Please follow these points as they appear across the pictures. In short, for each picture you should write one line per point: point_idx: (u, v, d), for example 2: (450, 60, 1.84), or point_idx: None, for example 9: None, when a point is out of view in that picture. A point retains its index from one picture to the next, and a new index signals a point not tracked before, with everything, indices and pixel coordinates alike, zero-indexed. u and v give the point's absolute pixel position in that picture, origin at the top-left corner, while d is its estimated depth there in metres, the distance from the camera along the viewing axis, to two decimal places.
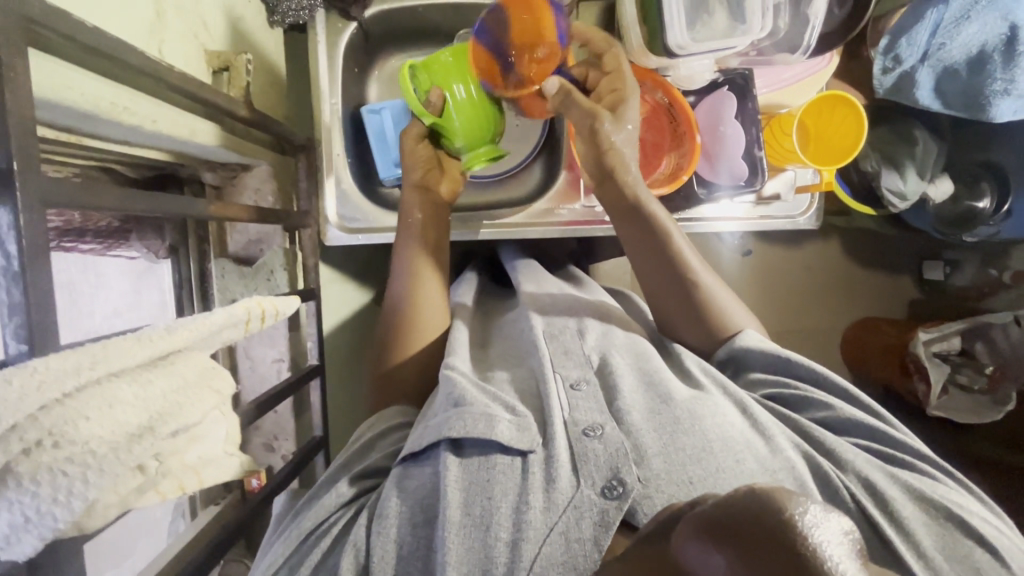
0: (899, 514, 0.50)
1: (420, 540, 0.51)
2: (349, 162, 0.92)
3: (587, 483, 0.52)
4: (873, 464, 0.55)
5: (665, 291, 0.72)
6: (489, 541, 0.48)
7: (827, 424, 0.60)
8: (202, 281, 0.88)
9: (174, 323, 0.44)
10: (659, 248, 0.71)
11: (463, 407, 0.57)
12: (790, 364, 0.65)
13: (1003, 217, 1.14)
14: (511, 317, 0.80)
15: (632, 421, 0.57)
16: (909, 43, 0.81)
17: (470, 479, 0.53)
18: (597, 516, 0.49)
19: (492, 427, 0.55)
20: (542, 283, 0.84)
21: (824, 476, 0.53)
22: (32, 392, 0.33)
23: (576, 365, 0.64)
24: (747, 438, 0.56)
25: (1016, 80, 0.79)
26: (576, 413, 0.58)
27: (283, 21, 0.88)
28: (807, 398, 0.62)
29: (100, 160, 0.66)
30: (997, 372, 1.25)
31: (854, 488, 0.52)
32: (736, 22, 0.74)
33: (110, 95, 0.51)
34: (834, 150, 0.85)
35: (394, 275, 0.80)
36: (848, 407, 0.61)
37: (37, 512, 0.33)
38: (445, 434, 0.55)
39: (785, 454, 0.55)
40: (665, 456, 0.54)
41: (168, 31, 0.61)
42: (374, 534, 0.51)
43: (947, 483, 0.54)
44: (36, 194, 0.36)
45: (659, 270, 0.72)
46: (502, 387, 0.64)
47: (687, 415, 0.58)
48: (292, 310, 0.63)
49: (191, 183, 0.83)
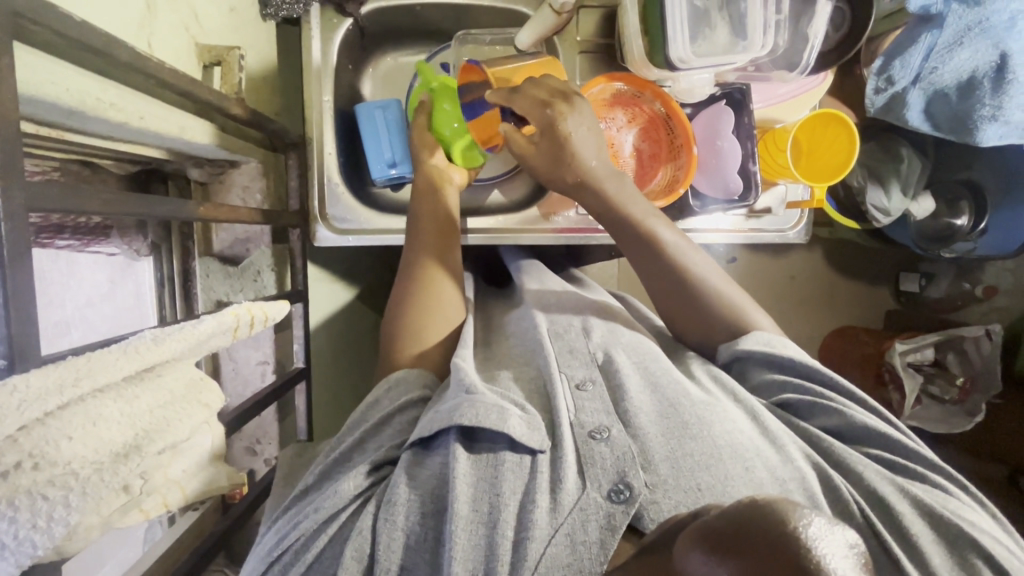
0: (909, 532, 0.50)
1: (429, 532, 0.50)
2: (341, 160, 0.90)
3: (593, 486, 0.51)
4: (883, 475, 0.55)
5: (667, 292, 0.73)
6: (495, 538, 0.48)
7: (838, 432, 0.59)
8: (184, 280, 0.87)
9: (160, 333, 0.42)
10: (653, 247, 0.72)
11: (475, 396, 0.56)
12: (793, 365, 0.64)
13: (980, 235, 1.18)
14: (515, 314, 0.78)
15: (639, 424, 0.57)
16: (902, 66, 0.82)
17: (480, 475, 0.52)
18: (603, 518, 0.49)
19: (504, 420, 0.54)
20: (546, 282, 0.84)
21: (833, 487, 0.53)
22: (13, 411, 0.31)
23: (581, 364, 0.64)
24: (756, 445, 0.56)
25: (1003, 107, 0.80)
26: (581, 415, 0.57)
27: (277, 14, 0.85)
28: (817, 405, 0.61)
29: (82, 154, 0.63)
30: (967, 382, 1.30)
31: (862, 501, 0.53)
32: (738, 37, 0.75)
33: (95, 90, 0.49)
34: (823, 168, 0.86)
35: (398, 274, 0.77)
36: (859, 413, 0.59)
37: (15, 538, 0.31)
38: (458, 421, 0.53)
39: (796, 463, 0.55)
40: (673, 462, 0.53)
41: (158, 23, 0.59)
42: (381, 519, 0.50)
43: (956, 496, 0.54)
44: (18, 200, 0.34)
45: (654, 267, 0.73)
46: (508, 386, 0.63)
47: (696, 420, 0.57)
48: (284, 314, 0.61)
49: (176, 178, 0.80)
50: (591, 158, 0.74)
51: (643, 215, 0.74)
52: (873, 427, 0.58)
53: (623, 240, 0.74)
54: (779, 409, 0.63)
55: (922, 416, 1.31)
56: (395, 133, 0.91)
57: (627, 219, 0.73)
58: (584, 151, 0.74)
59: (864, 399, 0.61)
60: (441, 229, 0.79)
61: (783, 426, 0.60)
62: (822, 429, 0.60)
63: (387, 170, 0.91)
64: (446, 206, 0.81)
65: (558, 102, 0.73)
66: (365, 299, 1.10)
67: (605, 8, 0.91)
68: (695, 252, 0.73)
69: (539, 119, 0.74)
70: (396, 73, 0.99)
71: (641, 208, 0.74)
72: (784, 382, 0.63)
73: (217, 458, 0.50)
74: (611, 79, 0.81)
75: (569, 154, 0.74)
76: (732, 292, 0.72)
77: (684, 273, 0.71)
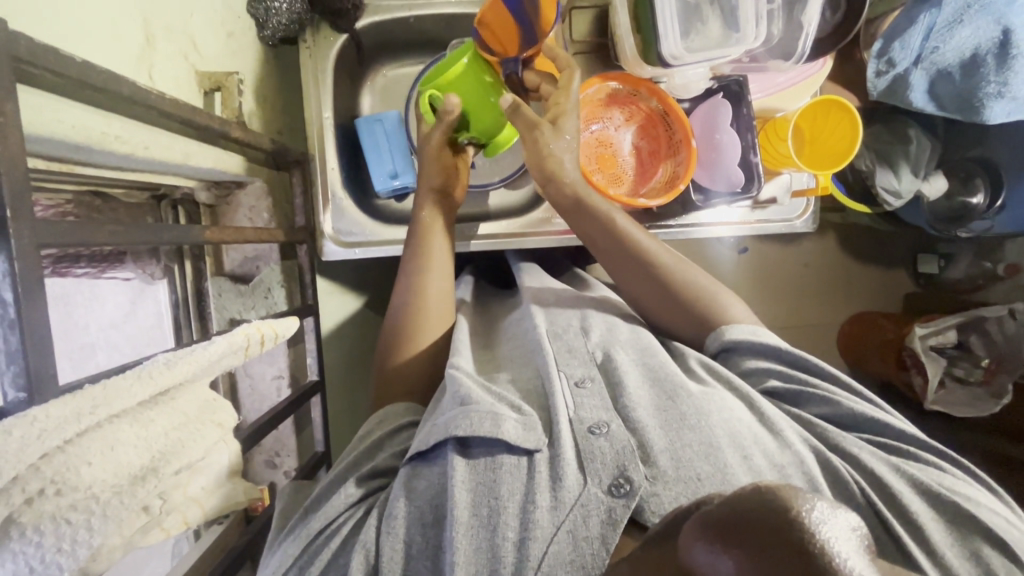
0: (909, 509, 0.50)
1: (430, 540, 0.51)
2: (343, 174, 0.92)
3: (594, 482, 0.51)
4: (878, 456, 0.55)
5: (632, 281, 0.74)
6: (497, 540, 0.48)
7: (830, 419, 0.59)
8: (199, 300, 0.85)
9: (173, 357, 0.44)
10: (619, 243, 0.74)
11: (469, 406, 0.57)
12: (784, 352, 0.64)
13: (998, 211, 1.15)
14: (515, 317, 0.79)
15: (637, 419, 0.57)
16: (902, 47, 0.81)
17: (478, 480, 0.53)
18: (604, 514, 0.49)
19: (498, 425, 0.55)
20: (545, 280, 0.85)
21: (834, 470, 0.53)
22: (35, 441, 0.33)
23: (579, 363, 0.64)
24: (755, 433, 0.56)
25: (1009, 83, 0.78)
26: (580, 411, 0.58)
27: (274, 36, 0.87)
28: (807, 393, 0.60)
29: (93, 185, 0.65)
30: (992, 364, 1.25)
31: (862, 482, 0.52)
32: (730, 30, 0.74)
33: (98, 123, 0.50)
34: (828, 156, 0.85)
35: (403, 276, 0.78)
36: (850, 401, 0.60)
37: (42, 562, 0.33)
38: (453, 433, 0.55)
39: (795, 448, 0.54)
40: (672, 453, 0.53)
41: (158, 54, 0.60)
42: (382, 533, 0.51)
43: (951, 471, 0.54)
44: (29, 236, 0.36)
45: (620, 255, 0.74)
46: (506, 389, 0.63)
47: (694, 411, 0.57)
48: (293, 331, 0.62)
49: (186, 203, 0.82)
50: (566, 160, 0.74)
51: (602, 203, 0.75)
52: (861, 412, 0.58)
53: (585, 234, 0.76)
54: (771, 396, 0.62)
55: (947, 402, 1.28)
56: (395, 145, 0.93)
57: (588, 212, 0.75)
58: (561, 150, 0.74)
59: (853, 387, 0.62)
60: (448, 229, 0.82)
61: (781, 414, 0.59)
62: (813, 416, 0.60)
63: (390, 182, 0.92)
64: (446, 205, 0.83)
65: (545, 123, 0.73)
66: (376, 311, 1.12)
67: (597, 7, 0.91)
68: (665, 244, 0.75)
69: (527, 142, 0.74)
70: (394, 86, 1.00)
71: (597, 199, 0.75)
72: (774, 369, 0.63)
73: (233, 475, 0.52)
74: (605, 79, 0.81)
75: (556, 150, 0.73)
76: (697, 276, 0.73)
77: (650, 263, 0.73)
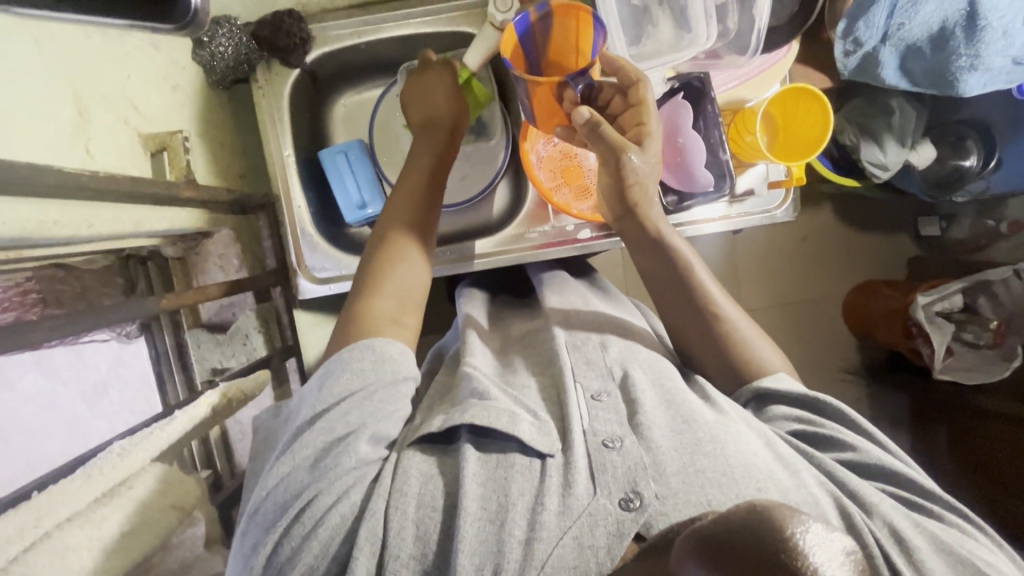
0: (924, 565, 0.49)
1: (440, 525, 0.50)
2: (312, 210, 0.90)
3: (603, 493, 0.50)
4: (897, 510, 0.53)
5: (690, 329, 0.70)
6: (503, 536, 0.48)
7: (853, 469, 0.58)
8: (179, 354, 0.87)
9: (128, 444, 0.48)
10: (685, 288, 0.71)
11: (487, 401, 0.57)
12: (820, 406, 0.62)
13: (993, 170, 1.12)
14: (530, 323, 0.77)
15: (651, 437, 0.55)
16: (867, 26, 0.77)
17: (489, 476, 0.52)
18: (612, 526, 0.48)
19: (515, 423, 0.55)
20: (566, 292, 0.81)
21: (850, 517, 0.51)
22: None
23: (596, 376, 0.63)
24: (769, 467, 0.54)
25: (981, 55, 0.75)
26: (595, 423, 0.57)
27: (224, 80, 0.85)
28: (834, 439, 0.59)
29: (50, 260, 0.65)
30: (1002, 325, 1.17)
31: (880, 535, 0.50)
32: (683, 31, 0.72)
33: (37, 213, 0.49)
34: (801, 140, 0.82)
35: (364, 272, 0.71)
36: (877, 454, 0.58)
37: None
38: (468, 422, 0.55)
39: (808, 488, 0.53)
40: (684, 476, 0.52)
41: (94, 125, 0.60)
42: (392, 507, 0.51)
43: (971, 533, 0.53)
44: None
45: (682, 297, 0.71)
46: (526, 392, 0.63)
47: (710, 437, 0.56)
48: (261, 387, 0.67)
49: (155, 258, 0.82)
50: (648, 186, 0.70)
51: (670, 238, 0.72)
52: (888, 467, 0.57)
53: (647, 268, 0.73)
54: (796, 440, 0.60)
55: (956, 369, 1.21)
56: (361, 174, 0.91)
57: (655, 246, 0.72)
58: (642, 173, 0.70)
59: (881, 442, 0.60)
60: (425, 241, 0.74)
61: (794, 452, 0.57)
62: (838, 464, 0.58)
63: (361, 212, 0.90)
64: (422, 209, 0.75)
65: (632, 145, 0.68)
66: None
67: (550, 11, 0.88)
68: (724, 289, 0.71)
69: (607, 161, 0.69)
70: (358, 111, 0.99)
71: (670, 236, 0.72)
72: (805, 419, 0.61)
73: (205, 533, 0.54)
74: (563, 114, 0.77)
75: (638, 174, 0.69)
76: (751, 332, 0.69)
77: (712, 313, 0.69)
